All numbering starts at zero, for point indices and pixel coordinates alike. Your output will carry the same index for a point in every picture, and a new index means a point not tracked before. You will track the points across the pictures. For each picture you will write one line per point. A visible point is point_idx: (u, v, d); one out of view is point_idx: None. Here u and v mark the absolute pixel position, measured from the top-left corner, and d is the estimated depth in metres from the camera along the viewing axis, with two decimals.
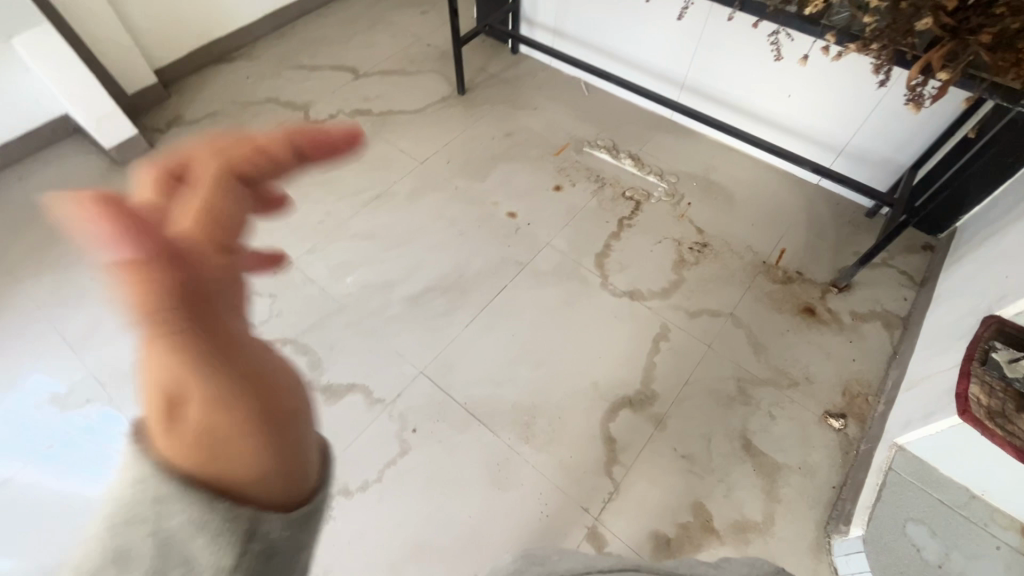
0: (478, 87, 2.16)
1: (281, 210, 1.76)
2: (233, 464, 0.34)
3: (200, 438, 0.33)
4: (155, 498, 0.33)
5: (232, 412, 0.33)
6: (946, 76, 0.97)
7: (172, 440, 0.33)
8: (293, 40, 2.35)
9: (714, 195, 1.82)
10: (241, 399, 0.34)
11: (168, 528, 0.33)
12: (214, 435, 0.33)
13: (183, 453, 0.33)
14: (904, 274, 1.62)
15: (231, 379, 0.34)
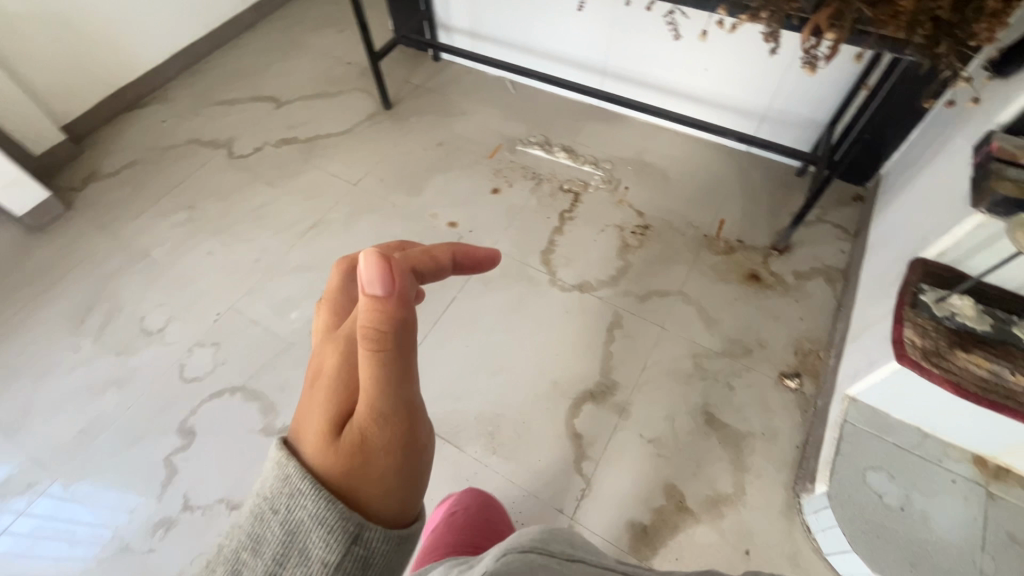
0: (404, 98, 2.12)
1: (214, 254, 1.70)
2: (368, 470, 0.49)
3: (354, 448, 0.49)
4: (288, 492, 0.46)
5: (378, 434, 0.50)
6: (835, 34, 0.98)
7: (335, 447, 0.49)
8: (208, 75, 2.27)
9: (650, 175, 1.83)
10: (385, 426, 0.51)
11: (291, 518, 0.45)
12: (363, 446, 0.50)
13: (338, 457, 0.49)
14: (839, 228, 1.66)
15: (381, 410, 0.51)
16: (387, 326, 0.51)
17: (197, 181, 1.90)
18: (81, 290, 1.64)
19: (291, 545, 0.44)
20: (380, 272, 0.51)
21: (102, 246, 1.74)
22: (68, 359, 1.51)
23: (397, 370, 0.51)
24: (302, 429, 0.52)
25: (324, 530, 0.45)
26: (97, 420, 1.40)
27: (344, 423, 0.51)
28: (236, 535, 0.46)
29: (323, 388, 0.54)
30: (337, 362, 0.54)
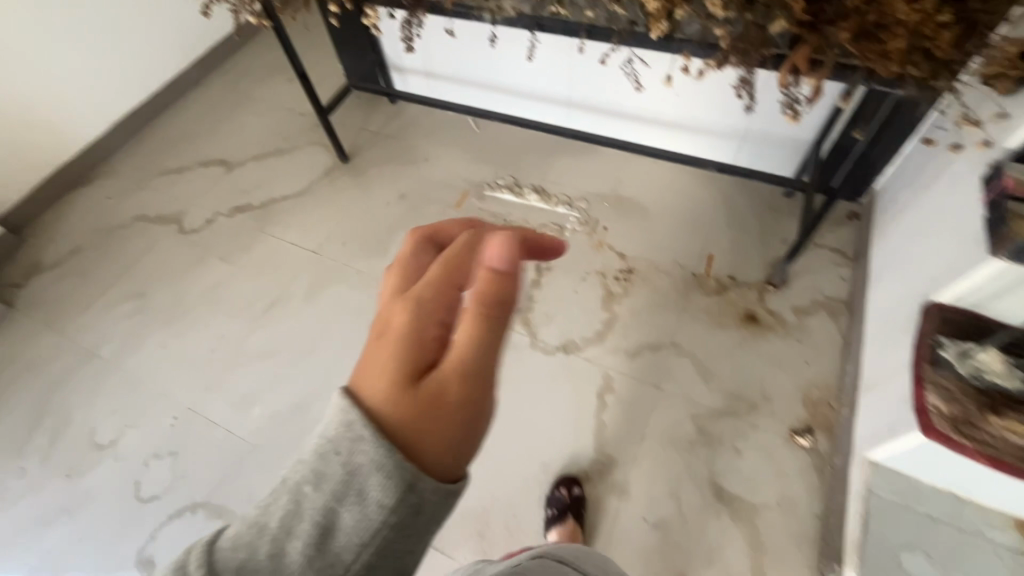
0: (362, 146, 1.97)
1: (168, 347, 1.56)
2: (445, 430, 0.35)
3: (428, 404, 0.35)
4: (352, 433, 0.34)
5: (458, 398, 0.36)
6: (817, 76, 0.86)
7: (405, 400, 0.35)
8: (152, 140, 2.12)
9: (629, 211, 1.70)
10: (469, 389, 0.37)
11: (355, 459, 0.33)
12: (435, 407, 0.35)
13: (411, 408, 0.35)
14: (836, 252, 1.54)
15: (468, 376, 0.37)
16: (507, 297, 0.39)
17: (145, 263, 1.75)
18: (25, 403, 1.51)
19: (354, 495, 0.33)
20: (510, 241, 0.40)
21: (46, 349, 1.60)
22: (13, 486, 1.37)
23: (492, 338, 0.38)
24: (354, 381, 0.36)
25: (384, 475, 0.33)
26: (50, 556, 1.28)
27: (422, 371, 0.37)
28: (287, 471, 0.34)
29: (382, 339, 0.38)
30: (410, 319, 0.37)
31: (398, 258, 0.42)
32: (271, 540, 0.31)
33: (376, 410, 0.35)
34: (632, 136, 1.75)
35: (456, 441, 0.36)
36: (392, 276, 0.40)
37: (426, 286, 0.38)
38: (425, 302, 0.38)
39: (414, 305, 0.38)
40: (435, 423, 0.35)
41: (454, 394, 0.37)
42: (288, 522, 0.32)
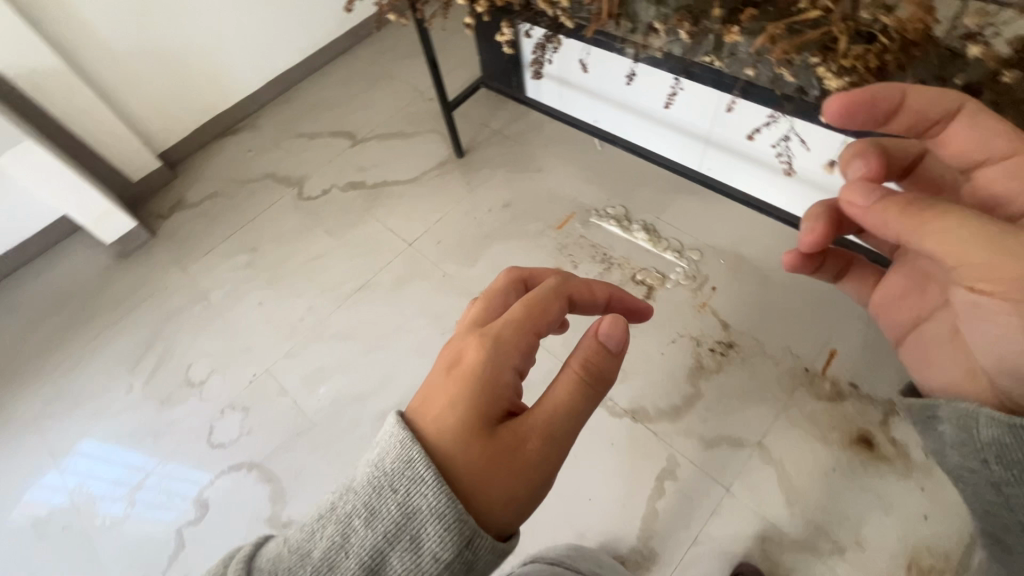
0: (479, 144, 1.94)
1: (264, 307, 1.67)
2: (505, 476, 0.54)
3: (504, 449, 0.55)
4: (409, 475, 0.49)
5: (534, 444, 0.57)
6: None
7: (481, 444, 0.54)
8: (296, 102, 2.25)
9: (746, 275, 1.49)
10: (543, 441, 0.58)
11: (410, 502, 0.48)
12: (511, 451, 0.55)
13: (485, 452, 0.54)
14: None
15: (551, 429, 0.58)
16: (602, 371, 0.62)
17: (264, 221, 1.89)
18: (145, 327, 1.70)
19: (404, 531, 0.47)
20: (621, 330, 0.62)
21: (170, 281, 1.79)
22: (120, 398, 1.57)
23: (585, 401, 0.60)
24: (431, 423, 0.55)
25: (438, 524, 0.47)
26: (131, 471, 1.44)
27: (490, 421, 0.57)
28: (350, 498, 0.49)
29: (461, 382, 0.58)
30: (492, 361, 0.59)
31: (499, 291, 0.69)
32: (331, 553, 0.47)
33: (456, 445, 0.54)
34: (768, 202, 1.53)
35: (502, 484, 0.53)
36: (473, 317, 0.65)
37: (529, 342, 0.61)
38: (525, 357, 0.61)
39: (494, 354, 0.59)
40: (493, 469, 0.53)
41: (504, 453, 0.55)
42: (344, 540, 0.47)
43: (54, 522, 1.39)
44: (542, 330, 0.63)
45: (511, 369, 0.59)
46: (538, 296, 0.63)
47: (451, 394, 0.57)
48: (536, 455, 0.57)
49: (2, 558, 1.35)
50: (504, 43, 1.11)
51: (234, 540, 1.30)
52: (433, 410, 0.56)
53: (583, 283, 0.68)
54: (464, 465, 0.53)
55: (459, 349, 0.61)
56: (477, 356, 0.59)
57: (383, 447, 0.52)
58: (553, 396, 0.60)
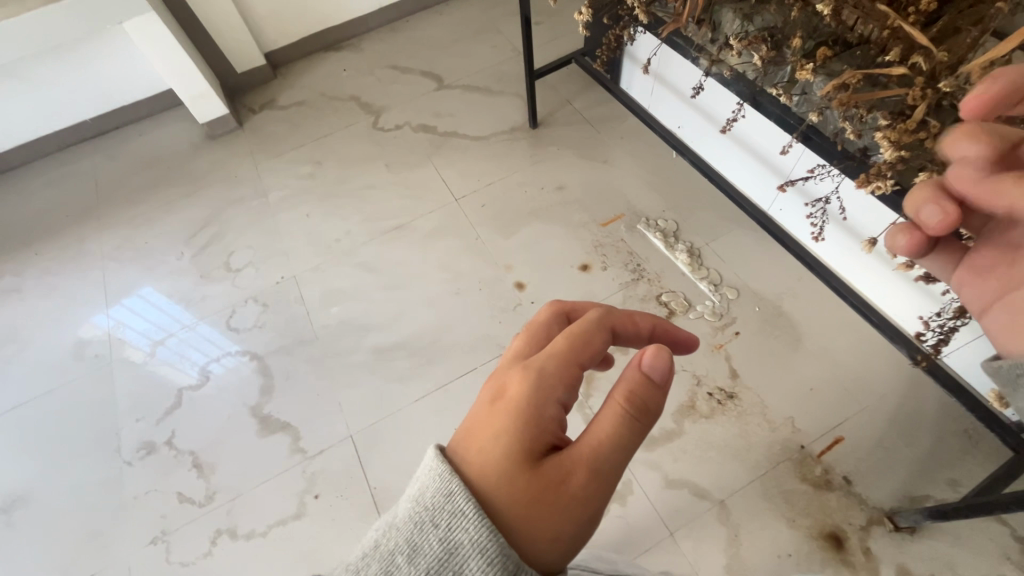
0: (555, 120, 1.89)
1: (310, 218, 1.78)
2: (550, 512, 0.47)
3: (548, 486, 0.48)
4: (449, 508, 0.43)
5: (580, 478, 0.50)
6: None
7: (523, 480, 0.48)
8: (401, 34, 2.29)
9: (777, 331, 1.38)
10: (591, 477, 0.50)
11: (451, 536, 0.41)
12: (557, 488, 0.49)
13: (529, 489, 0.48)
14: (1018, 542, 1.08)
15: (597, 463, 0.50)
16: (649, 405, 0.53)
17: (335, 140, 1.98)
18: (208, 205, 1.86)
19: (447, 570, 0.39)
20: (666, 360, 0.54)
21: (241, 171, 1.94)
22: (171, 262, 1.74)
23: (632, 435, 0.52)
24: (470, 455, 0.49)
25: (483, 561, 0.40)
26: (160, 327, 1.62)
27: (533, 454, 0.50)
28: (389, 536, 0.42)
29: (503, 411, 0.52)
30: (537, 392, 0.52)
31: (540, 324, 0.61)
32: None
33: (494, 483, 0.47)
34: None
35: (549, 518, 0.47)
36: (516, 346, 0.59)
37: (574, 375, 0.54)
38: (570, 390, 0.54)
39: (536, 385, 0.52)
40: (537, 503, 0.47)
41: (549, 486, 0.48)
42: None
43: (91, 348, 1.60)
44: (587, 365, 0.55)
45: (554, 398, 0.53)
46: (580, 327, 0.55)
47: (489, 431, 0.51)
48: (585, 487, 0.50)
49: (47, 363, 1.58)
50: (581, 25, 1.06)
51: (220, 415, 1.44)
52: (474, 445, 0.50)
53: (626, 314, 0.60)
54: (506, 502, 0.46)
55: (498, 382, 0.54)
56: (522, 389, 0.52)
57: (423, 483, 0.45)
58: (597, 429, 0.52)
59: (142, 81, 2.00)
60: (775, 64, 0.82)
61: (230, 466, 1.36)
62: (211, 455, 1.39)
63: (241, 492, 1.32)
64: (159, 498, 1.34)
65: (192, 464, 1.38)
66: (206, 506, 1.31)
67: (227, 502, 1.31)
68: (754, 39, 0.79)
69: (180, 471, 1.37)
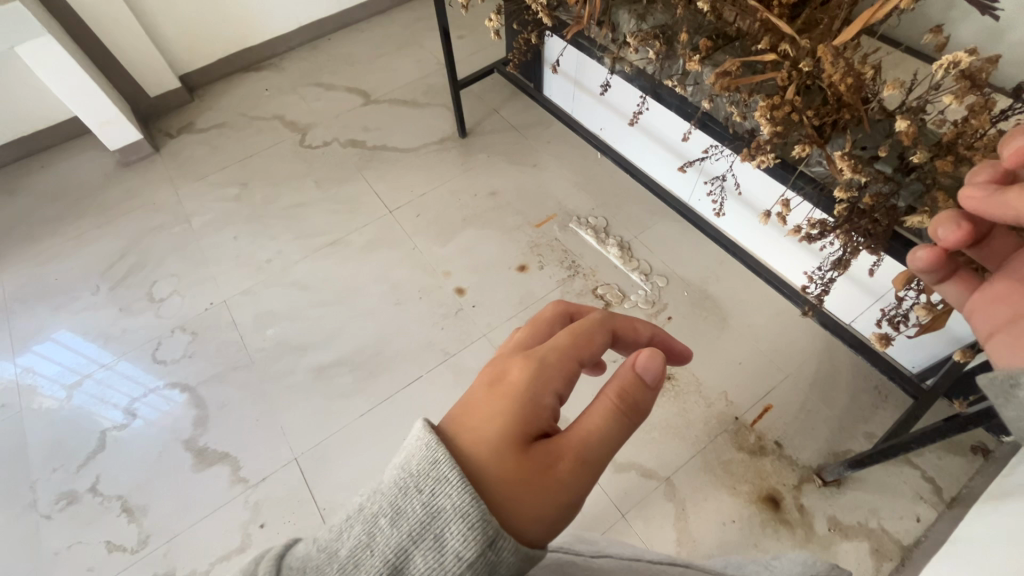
0: (483, 129, 1.94)
1: (238, 241, 1.72)
2: (534, 492, 0.47)
3: (535, 467, 0.48)
4: (434, 475, 0.42)
5: (566, 464, 0.50)
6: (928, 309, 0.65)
7: (513, 458, 0.48)
8: (324, 52, 2.28)
9: (705, 313, 1.46)
10: (576, 465, 0.50)
11: (434, 502, 0.41)
12: (545, 471, 0.48)
13: (519, 467, 0.47)
14: (928, 483, 1.19)
15: (584, 453, 0.51)
16: (639, 404, 0.54)
17: (260, 160, 1.93)
18: (124, 236, 1.76)
19: (429, 534, 0.40)
20: (661, 363, 0.55)
21: (160, 198, 1.85)
22: (84, 298, 1.63)
23: (619, 431, 0.53)
24: (466, 430, 0.49)
25: (463, 526, 0.40)
26: (75, 367, 1.50)
27: (527, 437, 0.50)
28: (374, 500, 0.42)
29: (500, 395, 0.52)
30: (536, 380, 0.53)
31: (543, 320, 0.62)
32: (355, 552, 0.40)
33: (485, 457, 0.47)
34: None
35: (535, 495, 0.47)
36: (521, 336, 0.60)
37: (573, 369, 0.55)
38: (567, 383, 0.54)
39: (536, 375, 0.53)
40: (526, 481, 0.47)
41: (538, 468, 0.48)
42: (368, 539, 0.40)
43: None
44: (586, 361, 0.56)
45: (549, 388, 0.53)
46: (584, 325, 0.57)
47: (486, 407, 0.51)
48: (569, 475, 0.50)
49: None
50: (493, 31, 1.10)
51: (149, 454, 1.35)
52: (469, 421, 0.50)
53: (628, 319, 0.61)
54: (496, 476, 0.46)
55: (500, 367, 0.55)
56: (522, 375, 0.53)
57: (402, 451, 0.45)
58: (588, 420, 0.52)
59: (41, 109, 1.88)
60: (668, 58, 0.88)
61: (163, 506, 1.28)
62: (141, 497, 1.30)
63: (178, 532, 1.25)
64: (84, 550, 1.23)
65: (120, 509, 1.28)
66: (138, 552, 1.22)
67: (163, 544, 1.23)
68: (646, 37, 0.85)
69: (107, 518, 1.27)
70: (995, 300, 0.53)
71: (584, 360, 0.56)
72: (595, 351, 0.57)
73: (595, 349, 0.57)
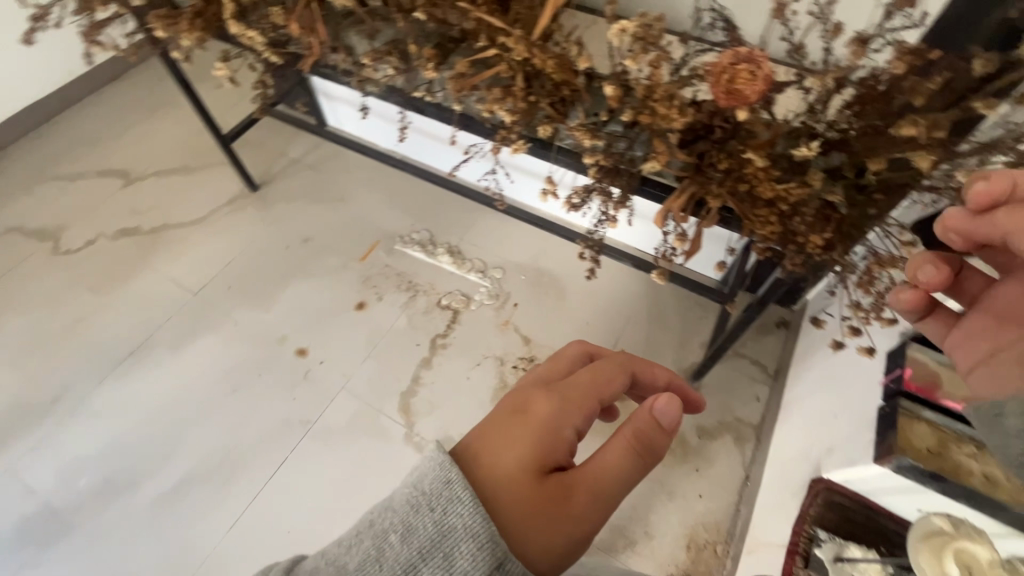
0: (275, 176, 1.80)
1: (6, 391, 1.39)
2: (548, 522, 0.48)
3: (551, 497, 0.50)
4: (447, 494, 0.43)
5: (581, 499, 0.51)
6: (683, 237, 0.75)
7: (530, 485, 0.50)
8: (53, 139, 1.92)
9: (546, 288, 1.54)
10: (591, 500, 0.52)
11: (445, 520, 0.41)
12: (562, 502, 0.50)
13: (534, 493, 0.49)
14: (756, 365, 1.39)
15: (599, 488, 0.52)
16: (653, 448, 0.56)
17: (6, 286, 1.58)
18: None
19: (439, 553, 0.40)
20: (677, 408, 0.57)
21: None
22: None
23: (633, 470, 0.55)
24: (485, 455, 0.51)
25: (473, 543, 0.40)
26: None
27: (545, 468, 0.52)
28: (384, 516, 0.42)
29: (521, 425, 0.54)
30: (556, 414, 0.56)
31: (570, 361, 0.66)
32: (364, 564, 0.40)
33: (502, 483, 0.49)
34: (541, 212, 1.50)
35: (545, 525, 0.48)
36: (549, 374, 0.64)
37: (591, 407, 0.58)
38: (585, 421, 0.57)
39: (558, 409, 0.56)
40: (536, 510, 0.48)
41: (552, 499, 0.50)
42: (375, 555, 0.40)
43: None
44: (604, 400, 0.60)
45: (566, 424, 0.56)
46: (605, 366, 0.61)
47: (507, 433, 0.53)
48: (582, 513, 0.51)
49: None
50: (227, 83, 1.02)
51: None
52: (487, 445, 0.52)
53: (647, 363, 0.66)
54: (510, 499, 0.48)
55: (525, 398, 0.57)
56: (545, 410, 0.56)
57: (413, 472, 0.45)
58: (605, 457, 0.54)
59: None
60: (412, 71, 0.90)
61: None
62: None
63: None
64: None
65: None
66: None
67: None
68: (380, 55, 0.87)
69: None
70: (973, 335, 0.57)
71: (598, 398, 0.59)
72: (609, 387, 0.60)
73: (613, 386, 0.60)
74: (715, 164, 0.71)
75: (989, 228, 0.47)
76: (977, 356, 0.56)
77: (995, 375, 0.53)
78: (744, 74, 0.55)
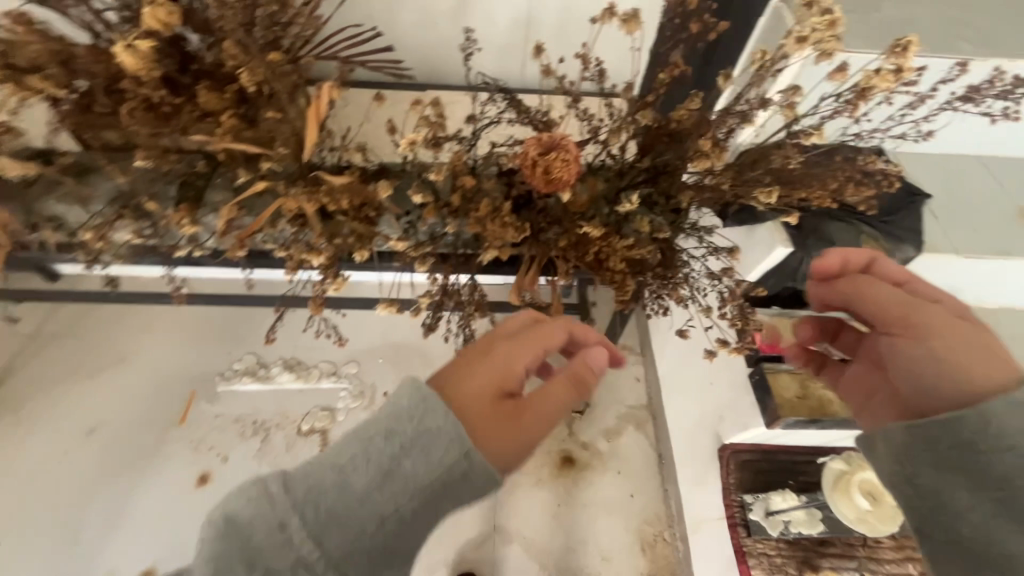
0: (9, 367, 1.34)
1: None
2: (501, 439, 0.51)
3: (508, 415, 0.53)
4: (432, 400, 0.49)
5: (530, 417, 0.54)
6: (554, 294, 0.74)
7: (489, 407, 0.52)
8: None
9: (410, 361, 1.42)
10: (542, 423, 0.55)
11: (426, 422, 0.48)
12: (513, 419, 0.53)
13: (491, 411, 0.52)
14: (627, 348, 1.48)
15: (551, 413, 0.56)
16: (587, 378, 0.59)
17: None
18: None
19: (418, 447, 0.47)
20: (606, 353, 0.61)
21: None
22: None
23: (570, 402, 0.58)
24: (450, 387, 0.54)
25: (451, 441, 0.48)
26: None
27: (503, 392, 0.55)
28: (365, 430, 0.48)
29: (484, 360, 0.56)
30: (512, 352, 0.58)
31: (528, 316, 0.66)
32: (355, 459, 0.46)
33: (465, 401, 0.52)
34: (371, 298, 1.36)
35: (492, 448, 0.51)
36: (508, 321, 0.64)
37: (544, 349, 0.60)
38: (536, 359, 0.59)
39: (516, 350, 0.58)
40: (489, 426, 0.51)
41: (507, 417, 0.53)
42: (365, 454, 0.46)
43: None
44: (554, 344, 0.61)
45: (523, 360, 0.58)
46: (559, 316, 0.63)
47: (467, 373, 0.55)
48: (532, 436, 0.53)
49: None
50: None
51: None
52: (454, 378, 0.55)
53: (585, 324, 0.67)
54: (472, 422, 0.51)
55: (490, 342, 0.59)
56: (506, 351, 0.58)
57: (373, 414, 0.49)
58: (549, 394, 0.57)
59: None
60: (160, 228, 0.71)
61: None
62: None
63: None
64: None
65: None
66: None
67: None
68: (108, 219, 0.68)
69: None
70: (856, 382, 0.66)
71: (547, 335, 0.61)
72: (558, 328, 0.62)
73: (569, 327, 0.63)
74: (548, 232, 0.71)
75: (834, 292, 0.63)
76: (858, 402, 0.65)
77: (876, 414, 0.62)
78: (558, 162, 0.52)
